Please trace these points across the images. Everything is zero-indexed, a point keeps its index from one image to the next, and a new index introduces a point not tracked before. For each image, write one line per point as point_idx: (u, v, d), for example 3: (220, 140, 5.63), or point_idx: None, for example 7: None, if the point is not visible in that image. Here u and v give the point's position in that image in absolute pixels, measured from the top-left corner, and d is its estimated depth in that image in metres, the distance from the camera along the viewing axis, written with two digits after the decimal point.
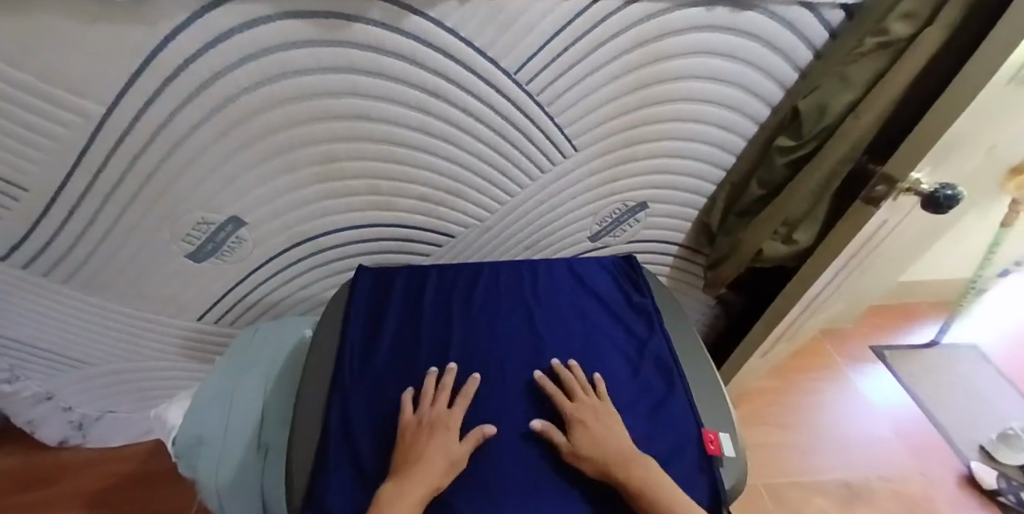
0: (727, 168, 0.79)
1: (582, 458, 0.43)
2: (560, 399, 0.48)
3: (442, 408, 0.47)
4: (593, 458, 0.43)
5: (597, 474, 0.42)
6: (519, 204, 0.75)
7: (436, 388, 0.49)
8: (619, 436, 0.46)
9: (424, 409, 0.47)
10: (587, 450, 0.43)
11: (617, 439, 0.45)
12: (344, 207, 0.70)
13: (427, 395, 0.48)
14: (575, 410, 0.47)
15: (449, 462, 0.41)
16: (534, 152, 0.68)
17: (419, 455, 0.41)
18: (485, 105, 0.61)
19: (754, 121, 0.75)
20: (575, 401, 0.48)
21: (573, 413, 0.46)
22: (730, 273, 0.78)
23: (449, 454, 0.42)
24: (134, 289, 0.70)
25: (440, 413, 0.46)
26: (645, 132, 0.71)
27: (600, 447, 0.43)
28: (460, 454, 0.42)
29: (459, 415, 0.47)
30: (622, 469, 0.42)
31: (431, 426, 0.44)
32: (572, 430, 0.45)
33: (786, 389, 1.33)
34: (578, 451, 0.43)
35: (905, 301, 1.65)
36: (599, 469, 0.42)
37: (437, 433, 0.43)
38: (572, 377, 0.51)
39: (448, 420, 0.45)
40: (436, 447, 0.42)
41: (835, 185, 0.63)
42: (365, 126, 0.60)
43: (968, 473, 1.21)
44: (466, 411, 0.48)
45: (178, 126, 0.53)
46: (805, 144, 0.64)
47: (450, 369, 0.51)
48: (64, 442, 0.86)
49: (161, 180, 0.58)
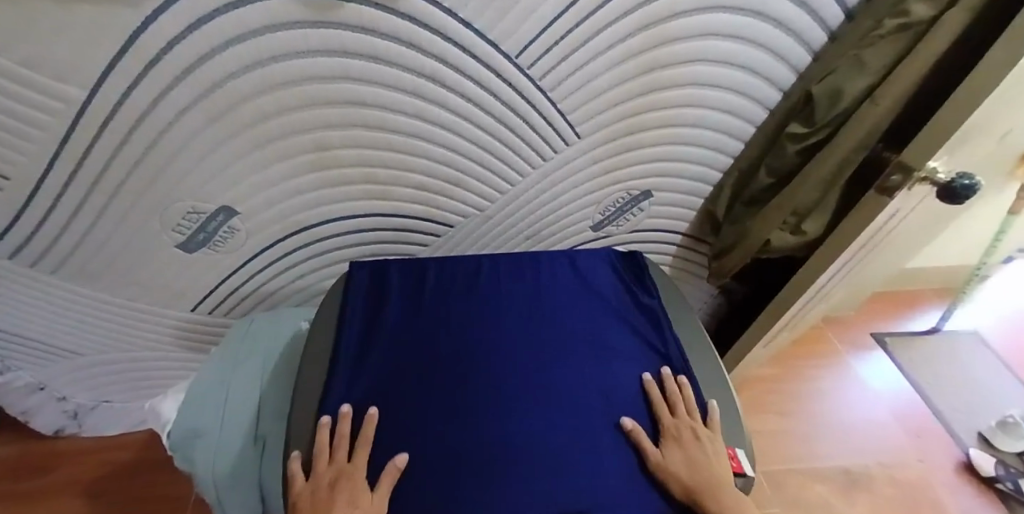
0: (735, 155, 0.77)
1: (670, 473, 0.43)
2: (662, 414, 0.49)
3: (340, 464, 0.42)
4: (679, 472, 0.44)
5: (681, 491, 0.43)
6: (520, 194, 0.73)
7: (332, 442, 0.44)
8: (715, 466, 0.46)
9: (322, 471, 0.42)
10: (678, 465, 0.44)
11: (710, 465, 0.46)
12: (339, 197, 0.67)
13: (323, 450, 0.44)
14: (675, 428, 0.48)
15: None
16: (536, 140, 0.66)
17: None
18: (485, 90, 0.59)
19: (763, 106, 0.72)
20: (676, 419, 0.49)
21: (669, 430, 0.48)
22: (735, 263, 0.76)
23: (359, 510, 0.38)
24: (125, 281, 0.68)
25: (339, 473, 0.41)
26: (650, 118, 0.68)
27: (691, 469, 0.44)
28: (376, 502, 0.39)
29: (363, 461, 0.42)
30: (709, 496, 0.43)
31: (335, 489, 0.40)
32: (666, 447, 0.46)
33: (786, 376, 1.33)
34: (665, 464, 0.44)
35: (907, 289, 1.64)
36: (683, 486, 0.43)
37: (342, 492, 0.39)
38: (678, 394, 0.52)
39: (350, 476, 0.41)
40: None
41: (847, 174, 0.61)
42: (360, 113, 0.58)
43: (966, 459, 1.21)
44: (370, 453, 0.43)
45: (164, 113, 0.50)
46: (818, 132, 0.62)
47: (343, 414, 0.46)
48: (60, 432, 0.86)
49: (147, 169, 0.56)
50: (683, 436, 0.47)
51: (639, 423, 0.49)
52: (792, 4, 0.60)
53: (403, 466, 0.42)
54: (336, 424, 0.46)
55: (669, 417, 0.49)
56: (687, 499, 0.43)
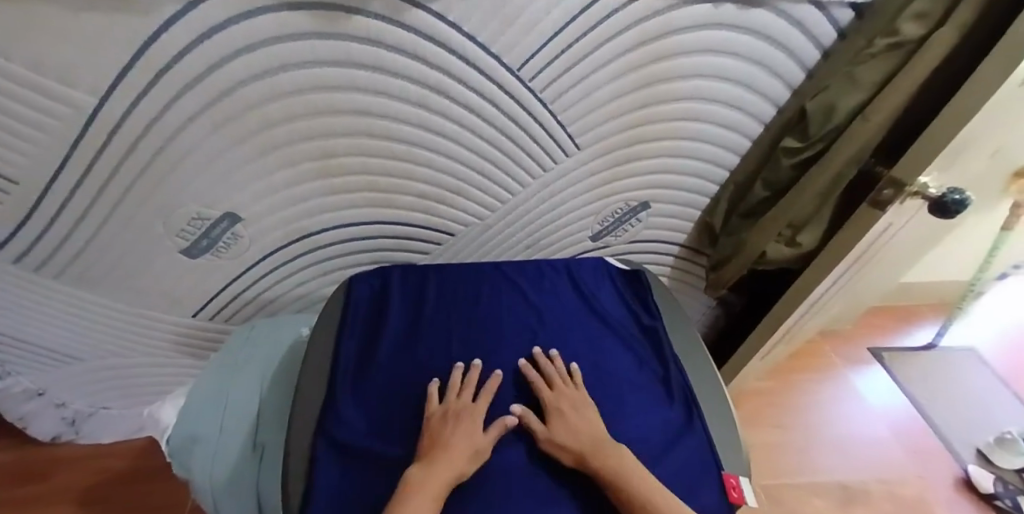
0: (732, 168, 0.78)
1: (559, 445, 0.44)
2: (540, 387, 0.50)
3: (466, 400, 0.47)
4: (567, 444, 0.44)
5: (570, 460, 0.44)
6: (521, 203, 0.74)
7: (463, 383, 0.49)
8: (595, 426, 0.47)
9: (452, 399, 0.47)
10: (564, 434, 0.45)
11: (590, 426, 0.46)
12: (342, 204, 0.68)
13: (455, 386, 0.49)
14: (552, 399, 0.48)
15: (471, 452, 0.42)
16: (537, 151, 0.67)
17: (446, 441, 0.42)
18: (488, 101, 0.60)
19: (759, 121, 0.74)
20: (555, 391, 0.49)
21: (547, 400, 0.48)
22: (732, 275, 0.77)
23: (473, 444, 0.43)
24: (127, 285, 0.68)
25: (464, 405, 0.46)
26: (649, 130, 0.70)
27: (574, 434, 0.45)
28: (485, 446, 0.43)
29: (484, 406, 0.47)
30: (592, 457, 0.43)
31: (457, 416, 0.45)
32: (550, 418, 0.46)
33: (784, 390, 1.33)
34: (551, 438, 0.44)
35: (903, 303, 1.65)
36: (574, 456, 0.44)
37: (466, 423, 0.44)
38: (551, 365, 0.53)
39: (474, 414, 0.46)
40: (460, 438, 0.42)
41: (841, 188, 0.62)
42: (364, 122, 0.59)
43: (965, 476, 1.21)
44: (490, 403, 0.48)
45: (174, 119, 0.52)
46: (812, 146, 0.63)
47: (475, 365, 0.51)
48: (55, 438, 0.85)
49: (155, 175, 0.56)
50: (553, 406, 0.48)
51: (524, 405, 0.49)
52: (786, 23, 0.62)
53: (511, 425, 0.46)
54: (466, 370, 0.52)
55: (542, 388, 0.50)
56: (577, 465, 0.43)
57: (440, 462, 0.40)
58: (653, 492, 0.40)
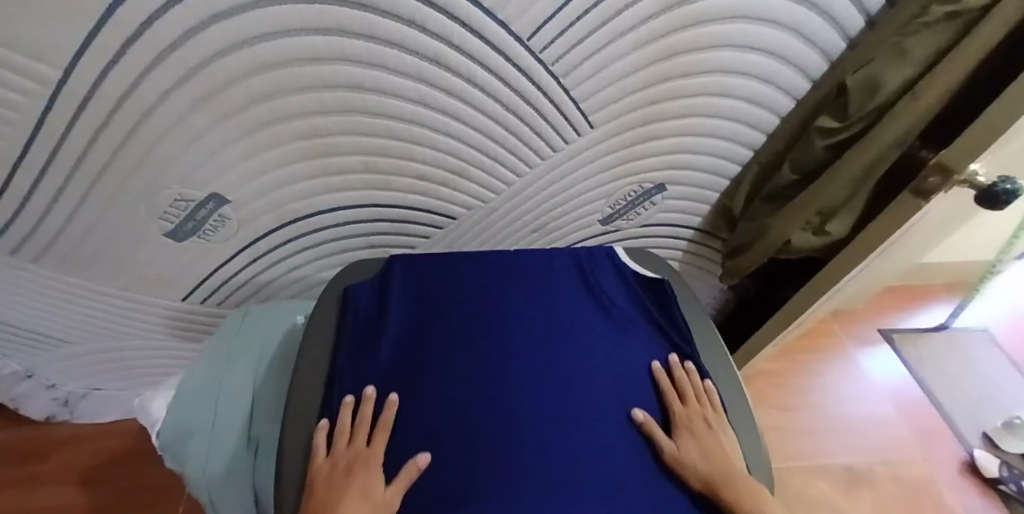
0: (756, 148, 0.73)
1: (685, 465, 0.42)
2: (673, 401, 0.48)
3: (360, 445, 0.42)
4: (700, 466, 0.42)
5: (698, 482, 0.42)
6: (528, 185, 0.69)
7: (356, 421, 0.44)
8: (718, 449, 0.45)
9: (342, 450, 0.42)
10: (695, 456, 0.43)
11: (719, 449, 0.45)
12: (336, 185, 0.64)
13: (344, 430, 0.43)
14: (686, 416, 0.47)
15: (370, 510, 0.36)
16: (547, 129, 0.62)
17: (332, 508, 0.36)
18: (494, 75, 0.54)
19: (789, 96, 0.67)
20: (688, 406, 0.48)
21: (681, 417, 0.47)
22: (751, 262, 0.73)
23: (371, 500, 0.36)
24: (112, 269, 0.65)
25: (352, 456, 0.41)
26: (668, 107, 0.64)
27: (707, 458, 0.43)
28: (393, 498, 0.37)
29: (384, 447, 0.42)
30: (727, 484, 0.41)
31: (351, 472, 0.39)
32: (679, 436, 0.45)
33: (791, 371, 1.31)
34: (680, 455, 0.43)
35: (918, 283, 1.60)
36: (699, 477, 0.42)
37: (359, 477, 0.38)
38: (686, 379, 0.51)
39: (371, 463, 0.40)
40: (350, 499, 0.36)
41: (879, 173, 0.57)
42: (358, 98, 0.53)
43: (971, 459, 1.20)
44: (392, 436, 0.42)
45: (146, 95, 0.46)
46: (850, 126, 0.57)
47: (366, 395, 0.45)
48: (52, 418, 0.84)
49: (130, 155, 0.52)
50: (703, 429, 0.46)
51: (649, 415, 0.47)
52: None
53: (423, 467, 0.39)
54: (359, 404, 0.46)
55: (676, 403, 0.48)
56: (704, 490, 0.42)
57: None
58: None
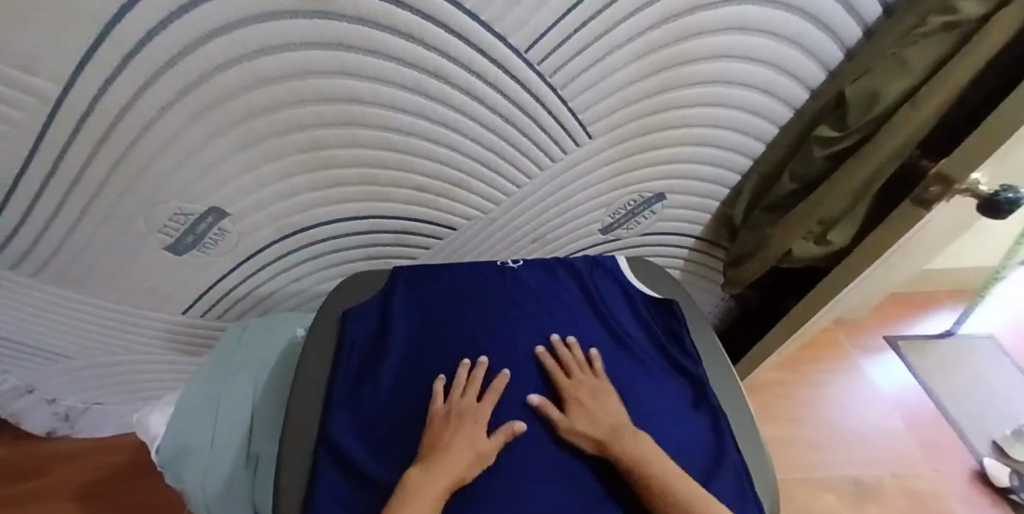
0: (756, 157, 0.73)
1: (576, 432, 0.44)
2: (558, 377, 0.49)
3: (471, 401, 0.46)
4: (590, 431, 0.44)
5: (590, 446, 0.43)
6: (527, 196, 0.69)
7: (469, 380, 0.48)
8: (614, 415, 0.46)
9: (457, 400, 0.46)
10: (586, 422, 0.44)
11: (610, 412, 0.46)
12: (336, 198, 0.64)
13: (461, 384, 0.47)
14: (571, 388, 0.48)
15: (473, 456, 0.40)
16: (544, 140, 0.62)
17: (443, 448, 0.40)
18: (492, 87, 0.54)
19: (788, 106, 0.67)
20: (573, 378, 0.49)
21: (566, 390, 0.48)
22: (752, 272, 0.73)
23: (475, 448, 0.41)
24: (111, 283, 0.65)
25: (462, 408, 0.45)
26: (666, 117, 0.64)
27: (596, 422, 0.45)
28: (488, 449, 0.41)
29: (489, 407, 0.46)
30: (614, 442, 0.42)
31: (465, 418, 0.43)
32: (568, 407, 0.46)
33: (795, 380, 1.30)
34: (571, 425, 0.44)
35: (922, 290, 1.59)
36: (591, 442, 0.43)
37: (467, 424, 0.43)
38: (570, 355, 0.52)
39: (478, 416, 0.44)
40: (460, 442, 0.41)
41: (879, 183, 0.57)
42: (356, 110, 0.53)
43: (980, 469, 1.18)
44: (495, 404, 0.47)
45: (145, 109, 0.47)
46: (848, 137, 0.57)
47: (482, 362, 0.50)
48: (52, 433, 0.83)
49: (130, 169, 0.52)
50: (576, 396, 0.47)
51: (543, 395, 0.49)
52: None
53: (518, 432, 0.44)
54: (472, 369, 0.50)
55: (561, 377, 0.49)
56: (597, 452, 0.43)
57: (440, 469, 0.38)
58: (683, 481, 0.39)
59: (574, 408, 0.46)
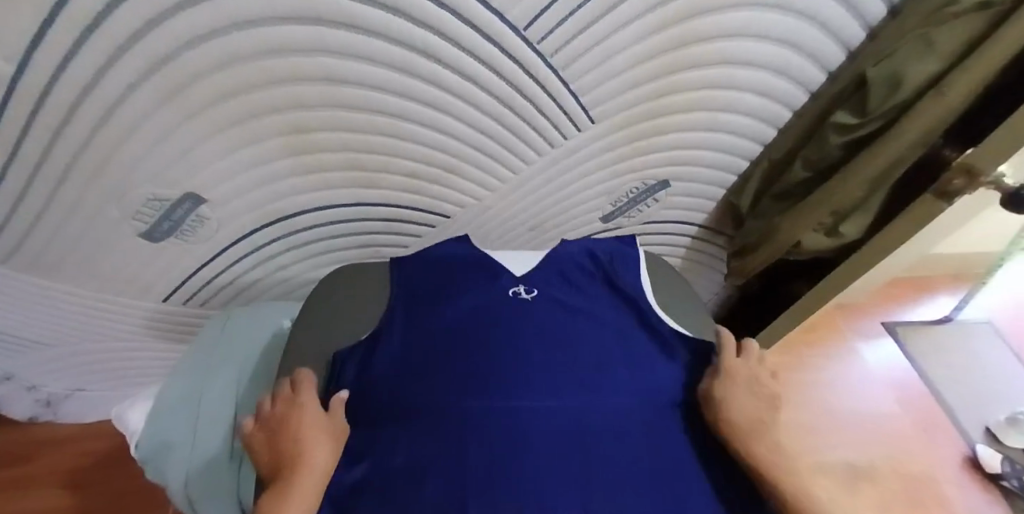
0: (767, 143, 0.69)
1: (721, 411, 0.48)
2: (730, 352, 0.53)
3: (302, 402, 0.45)
4: (736, 412, 0.48)
5: (727, 427, 0.47)
6: (525, 182, 0.65)
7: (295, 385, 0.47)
8: (743, 399, 0.49)
9: (282, 407, 0.45)
10: (746, 406, 0.48)
11: (757, 399, 0.49)
12: (320, 184, 0.60)
13: (288, 391, 0.46)
14: (735, 368, 0.52)
15: (325, 459, 0.41)
16: (541, 123, 0.58)
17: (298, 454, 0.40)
18: (487, 67, 0.50)
19: (804, 88, 0.63)
20: (739, 361, 0.52)
21: (730, 369, 0.52)
22: (758, 263, 0.70)
23: (323, 450, 0.41)
24: (85, 272, 0.61)
25: (287, 415, 0.44)
26: (674, 101, 0.60)
27: (741, 407, 0.48)
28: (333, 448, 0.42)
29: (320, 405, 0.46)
30: (748, 435, 0.46)
31: (294, 424, 0.43)
32: (721, 381, 0.50)
33: (792, 366, 1.29)
34: (726, 402, 0.48)
35: (923, 274, 1.57)
36: (728, 421, 0.47)
37: (308, 424, 0.43)
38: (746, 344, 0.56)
39: (311, 413, 0.44)
40: (308, 448, 0.40)
41: (897, 174, 0.53)
42: (341, 91, 0.49)
43: (972, 454, 1.19)
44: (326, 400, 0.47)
45: (107, 93, 0.42)
46: (867, 123, 0.54)
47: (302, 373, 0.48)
48: (35, 418, 0.81)
49: (95, 156, 0.48)
50: (738, 379, 0.51)
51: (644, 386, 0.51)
52: None
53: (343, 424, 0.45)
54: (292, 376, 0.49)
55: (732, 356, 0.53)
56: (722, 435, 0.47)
57: (298, 481, 0.38)
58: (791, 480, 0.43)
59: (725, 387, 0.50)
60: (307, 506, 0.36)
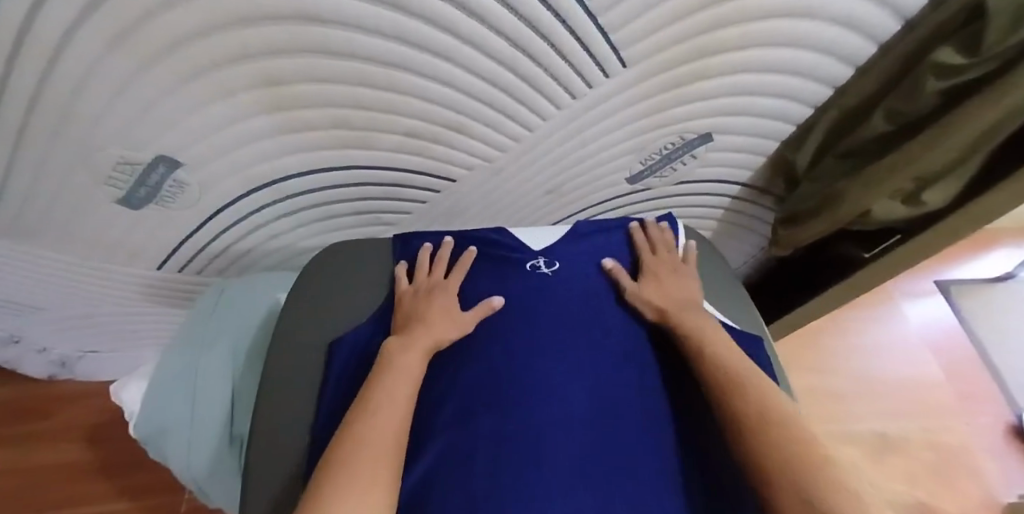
0: (838, 87, 0.57)
1: (641, 297, 0.47)
2: (644, 253, 0.53)
3: (436, 278, 0.49)
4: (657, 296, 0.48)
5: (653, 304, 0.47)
6: (542, 140, 0.56)
7: (433, 260, 0.51)
8: (690, 291, 0.49)
9: (423, 279, 0.49)
10: (644, 294, 0.47)
11: (683, 292, 0.49)
12: (306, 145, 0.53)
13: (427, 264, 0.50)
14: (653, 265, 0.51)
15: (451, 323, 0.43)
16: (563, 70, 0.48)
17: (419, 317, 0.44)
18: (498, 1, 0.40)
19: (897, 16, 0.50)
20: (657, 257, 0.53)
21: (649, 266, 0.51)
22: (815, 232, 0.60)
23: (452, 318, 0.44)
24: (71, 239, 0.58)
25: (428, 294, 0.46)
26: (728, 37, 0.48)
27: (664, 295, 0.48)
28: (466, 320, 0.44)
29: (456, 281, 0.49)
30: (676, 313, 0.46)
31: (428, 294, 0.46)
32: (644, 279, 0.50)
33: (830, 329, 1.21)
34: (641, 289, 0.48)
35: (986, 229, 1.42)
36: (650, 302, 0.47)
37: (433, 307, 0.44)
38: (659, 235, 0.55)
39: (447, 289, 0.47)
40: (428, 316, 0.43)
41: (1011, 131, 0.42)
42: (316, 35, 0.40)
43: (1018, 424, 1.12)
44: (465, 276, 0.49)
45: (33, 45, 0.35)
46: (978, 67, 0.42)
47: (445, 242, 0.52)
48: (53, 375, 0.83)
49: (43, 117, 0.42)
50: (661, 276, 0.50)
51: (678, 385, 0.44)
52: None
53: (496, 308, 0.46)
54: (437, 262, 0.51)
55: (647, 254, 0.53)
56: (659, 319, 0.46)
57: (407, 356, 0.39)
58: (767, 392, 0.36)
59: (652, 278, 0.49)
60: (417, 360, 0.39)
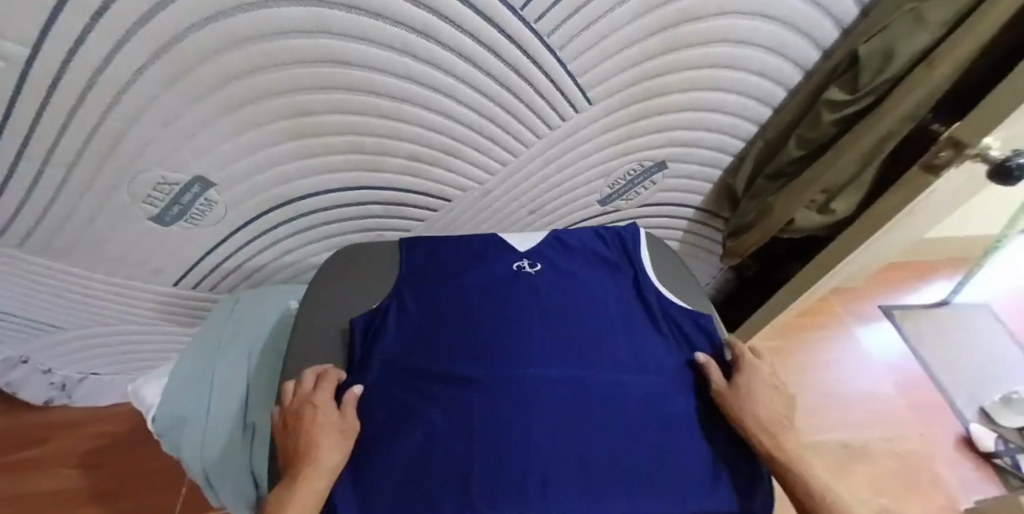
0: (762, 123, 0.70)
1: (733, 403, 0.47)
2: (739, 351, 0.51)
3: (307, 396, 0.45)
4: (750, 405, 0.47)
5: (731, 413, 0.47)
6: (525, 164, 0.66)
7: (294, 385, 0.47)
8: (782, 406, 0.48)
9: (288, 406, 0.45)
10: (727, 402, 0.47)
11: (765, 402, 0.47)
12: (324, 167, 0.61)
13: (286, 391, 0.47)
14: (753, 368, 0.49)
15: (338, 434, 0.42)
16: (540, 106, 0.59)
17: (303, 448, 0.41)
18: (486, 49, 0.51)
19: (798, 68, 0.64)
20: (755, 359, 0.50)
21: (747, 369, 0.49)
22: (756, 241, 0.71)
23: (337, 428, 0.43)
24: (100, 257, 0.63)
25: (297, 420, 0.43)
26: (670, 81, 0.61)
27: (759, 408, 0.46)
28: (349, 423, 0.44)
29: (327, 386, 0.47)
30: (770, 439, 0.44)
31: (300, 422, 0.43)
32: (738, 380, 0.49)
33: (791, 348, 1.32)
34: (729, 396, 0.47)
35: (921, 260, 1.59)
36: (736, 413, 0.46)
37: (308, 432, 0.41)
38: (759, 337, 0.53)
39: (314, 404, 0.44)
40: (315, 445, 0.40)
41: (889, 148, 0.55)
42: (342, 73, 0.50)
43: (966, 434, 1.21)
44: (333, 383, 0.48)
45: (115, 75, 0.43)
46: (860, 99, 0.55)
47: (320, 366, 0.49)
48: (50, 402, 0.84)
49: (105, 138, 0.49)
50: (759, 383, 0.48)
51: (645, 347, 0.52)
52: None
53: (359, 395, 0.46)
54: (439, 258, 0.60)
55: (746, 355, 0.50)
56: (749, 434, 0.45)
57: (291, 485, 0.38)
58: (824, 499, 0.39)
59: (748, 380, 0.48)
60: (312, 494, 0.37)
